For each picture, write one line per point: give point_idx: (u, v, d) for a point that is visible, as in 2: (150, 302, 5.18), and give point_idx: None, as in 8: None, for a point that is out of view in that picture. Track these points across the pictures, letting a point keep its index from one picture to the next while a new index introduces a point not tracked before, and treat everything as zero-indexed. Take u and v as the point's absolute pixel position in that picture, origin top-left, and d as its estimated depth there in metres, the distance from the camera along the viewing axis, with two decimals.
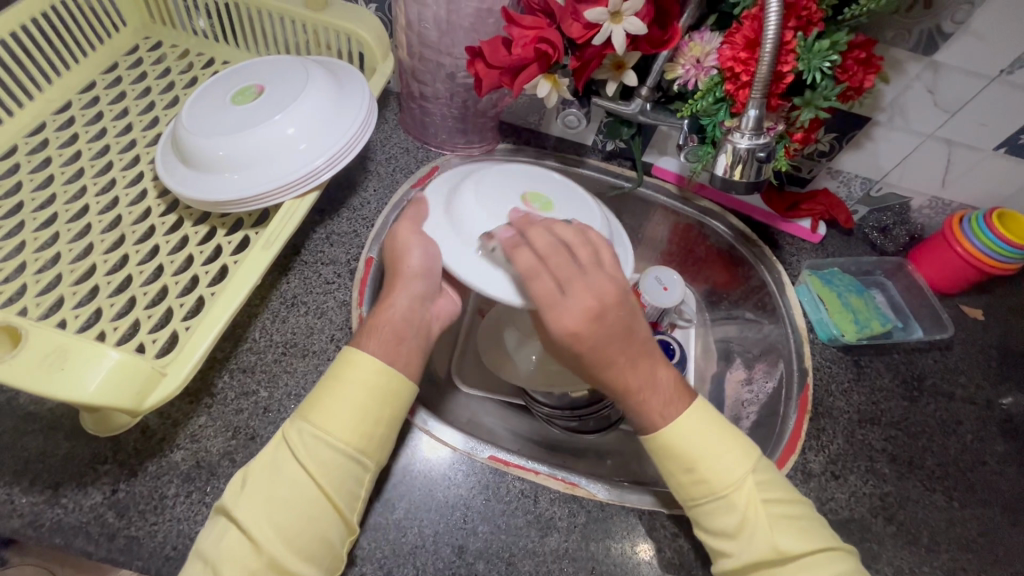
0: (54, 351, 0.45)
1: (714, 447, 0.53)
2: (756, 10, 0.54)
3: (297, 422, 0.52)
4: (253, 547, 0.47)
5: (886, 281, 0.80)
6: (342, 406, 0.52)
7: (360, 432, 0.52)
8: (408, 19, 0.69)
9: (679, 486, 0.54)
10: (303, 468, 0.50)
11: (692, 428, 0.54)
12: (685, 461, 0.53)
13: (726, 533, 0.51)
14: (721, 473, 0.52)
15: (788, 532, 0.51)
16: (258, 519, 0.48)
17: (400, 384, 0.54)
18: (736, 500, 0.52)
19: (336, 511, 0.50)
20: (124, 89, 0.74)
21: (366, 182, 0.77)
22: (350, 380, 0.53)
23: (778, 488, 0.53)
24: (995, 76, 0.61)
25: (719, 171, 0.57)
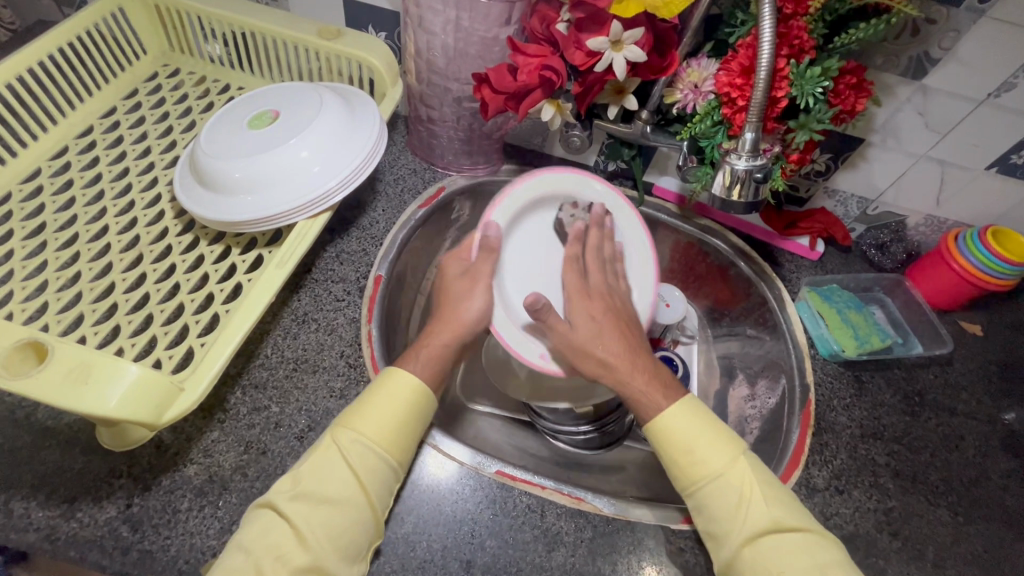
0: (77, 368, 0.46)
1: (708, 430, 0.56)
2: (750, 40, 0.57)
3: (342, 428, 0.54)
4: (300, 545, 0.48)
5: (885, 299, 0.82)
6: (385, 415, 0.55)
7: (400, 441, 0.55)
8: (417, 47, 0.72)
9: (675, 471, 0.56)
10: (351, 471, 0.52)
11: (686, 414, 0.57)
12: (683, 443, 0.56)
13: (724, 515, 0.53)
14: (717, 457, 0.55)
15: (781, 507, 0.53)
16: (307, 518, 0.49)
17: (433, 401, 0.58)
18: (733, 480, 0.54)
19: (372, 516, 0.52)
20: (144, 114, 0.77)
21: (375, 203, 0.80)
22: (395, 392, 0.56)
23: (764, 470, 0.56)
24: (983, 99, 0.63)
25: (717, 191, 0.59)
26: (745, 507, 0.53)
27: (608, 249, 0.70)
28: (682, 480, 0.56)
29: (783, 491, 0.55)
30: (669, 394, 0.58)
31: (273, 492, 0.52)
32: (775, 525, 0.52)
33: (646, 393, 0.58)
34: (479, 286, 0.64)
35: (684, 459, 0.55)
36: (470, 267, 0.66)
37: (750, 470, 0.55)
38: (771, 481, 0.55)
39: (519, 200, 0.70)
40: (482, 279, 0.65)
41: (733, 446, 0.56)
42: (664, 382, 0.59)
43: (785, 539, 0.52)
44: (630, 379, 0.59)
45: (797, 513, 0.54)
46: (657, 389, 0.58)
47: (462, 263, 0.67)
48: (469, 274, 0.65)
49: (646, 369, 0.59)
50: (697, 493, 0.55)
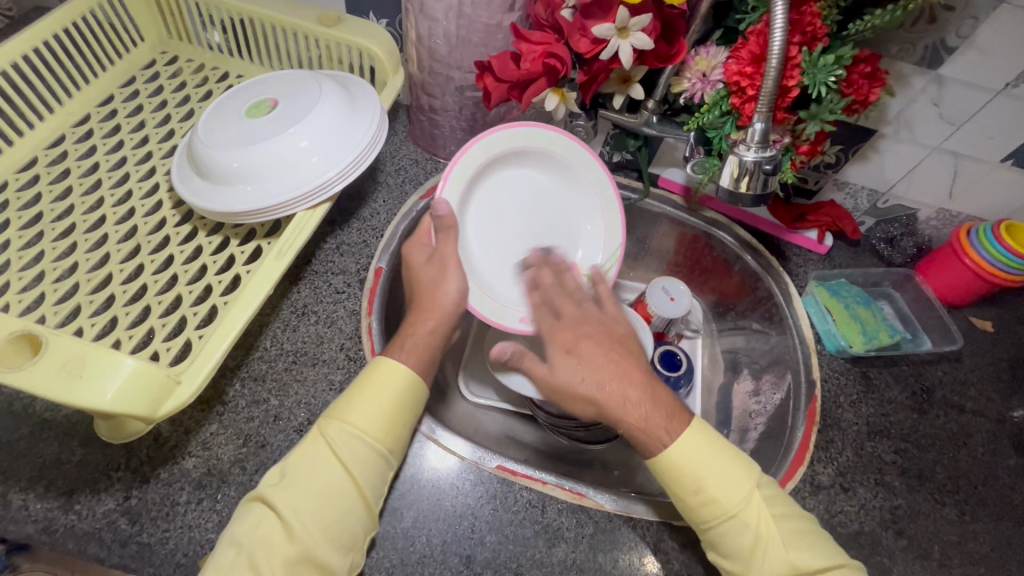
0: (71, 360, 0.46)
1: (720, 464, 0.55)
2: (762, 27, 0.55)
3: (331, 420, 0.54)
4: (289, 537, 0.48)
5: (893, 293, 0.80)
6: (372, 405, 0.54)
7: (389, 430, 0.54)
8: (419, 34, 0.70)
9: (688, 509, 0.55)
10: (339, 461, 0.51)
11: (696, 447, 0.56)
12: (692, 481, 0.54)
13: (739, 555, 0.52)
14: (731, 491, 0.54)
15: (801, 547, 0.52)
16: (296, 509, 0.49)
17: (423, 389, 0.58)
18: (748, 519, 0.53)
19: (365, 507, 0.52)
20: (141, 103, 0.75)
21: (376, 193, 0.79)
22: (382, 381, 0.55)
23: (782, 503, 0.55)
24: (1000, 89, 0.61)
25: (724, 183, 0.58)
26: (762, 548, 0.52)
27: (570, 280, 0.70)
28: (694, 518, 0.54)
29: (804, 524, 0.54)
30: (672, 425, 0.57)
31: (262, 484, 0.51)
32: (793, 568, 0.52)
33: (636, 420, 0.58)
34: (451, 270, 0.62)
35: (693, 498, 0.54)
36: (434, 253, 0.63)
37: (764, 504, 0.54)
38: (787, 514, 0.54)
39: (479, 159, 0.65)
40: (451, 264, 0.62)
41: (745, 479, 0.55)
42: (665, 410, 0.58)
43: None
44: (630, 412, 0.58)
45: (820, 548, 0.53)
46: (659, 422, 0.57)
47: (425, 249, 0.64)
48: (436, 259, 0.63)
49: (642, 400, 0.59)
50: (709, 531, 0.54)
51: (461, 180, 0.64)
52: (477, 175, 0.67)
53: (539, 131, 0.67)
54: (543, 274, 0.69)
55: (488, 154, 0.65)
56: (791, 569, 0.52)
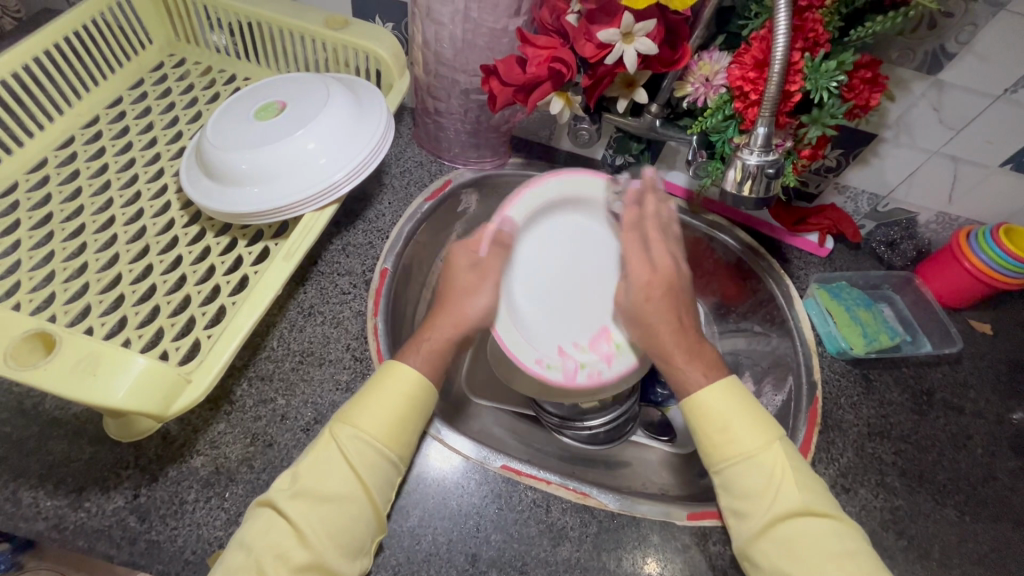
0: (85, 358, 0.46)
1: (749, 414, 0.56)
2: (765, 32, 0.56)
3: (340, 424, 0.54)
4: (300, 542, 0.49)
5: (893, 296, 0.80)
6: (384, 411, 0.55)
7: (399, 437, 0.55)
8: (424, 38, 0.71)
9: (708, 446, 0.56)
10: (350, 466, 0.52)
11: (727, 395, 0.57)
12: (718, 420, 0.56)
13: (750, 493, 0.53)
14: (755, 436, 0.55)
15: (812, 491, 0.53)
16: (307, 515, 0.49)
17: (432, 394, 0.58)
18: (765, 461, 0.54)
19: (374, 512, 0.52)
20: (150, 104, 0.76)
21: (381, 195, 0.79)
22: (394, 387, 0.56)
23: (799, 459, 0.55)
24: (999, 95, 0.62)
25: (728, 186, 0.58)
26: (775, 488, 0.53)
27: (665, 212, 0.68)
28: (712, 456, 0.56)
29: (813, 480, 0.55)
30: (709, 373, 0.59)
31: (272, 490, 0.52)
32: (804, 510, 0.52)
33: (676, 358, 0.60)
34: (489, 282, 0.63)
35: (716, 436, 0.56)
36: (479, 261, 0.65)
37: (783, 454, 0.55)
38: (802, 467, 0.55)
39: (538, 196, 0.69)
40: (491, 275, 0.64)
41: (770, 430, 0.56)
42: (706, 363, 0.59)
43: (815, 523, 0.51)
44: (676, 355, 0.60)
45: (826, 501, 0.53)
46: (699, 368, 0.59)
47: (472, 254, 0.65)
48: (477, 268, 0.64)
49: (695, 342, 0.60)
50: (723, 470, 0.55)
51: (528, 207, 0.69)
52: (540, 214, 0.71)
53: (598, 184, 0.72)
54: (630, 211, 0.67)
55: (559, 191, 0.70)
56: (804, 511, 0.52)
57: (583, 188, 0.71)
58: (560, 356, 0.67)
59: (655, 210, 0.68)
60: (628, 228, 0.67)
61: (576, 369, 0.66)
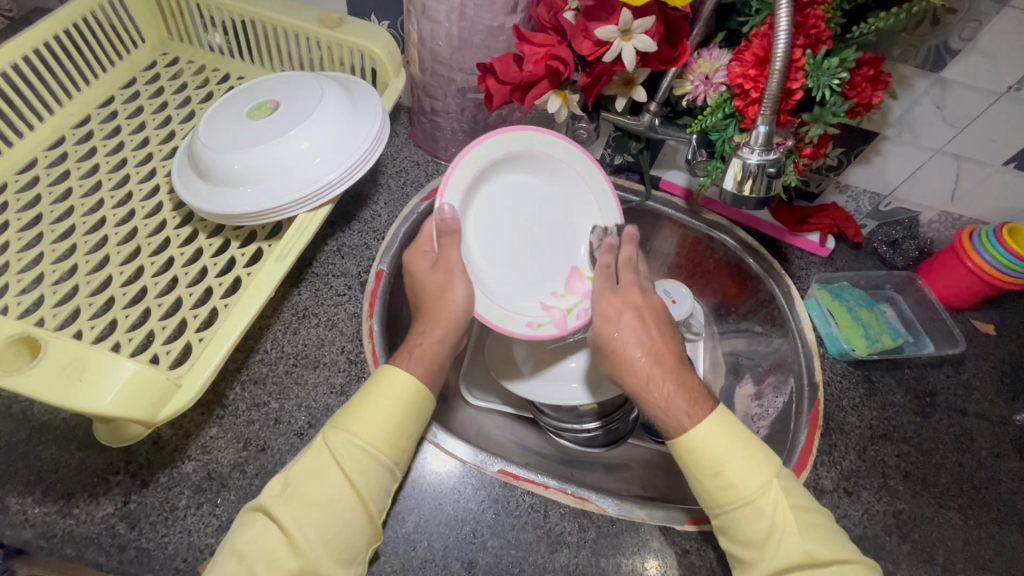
0: (71, 363, 0.45)
1: (742, 452, 0.54)
2: (766, 29, 0.55)
3: (334, 429, 0.53)
4: (291, 550, 0.47)
5: (895, 296, 0.80)
6: (380, 418, 0.53)
7: (394, 442, 0.54)
8: (420, 36, 0.70)
9: (704, 492, 0.54)
10: (343, 472, 0.51)
11: (716, 433, 0.55)
12: (711, 465, 0.54)
13: (755, 541, 0.52)
14: (750, 481, 0.53)
15: (818, 539, 0.51)
16: (298, 522, 0.48)
17: (428, 399, 0.57)
18: (765, 506, 0.52)
19: (367, 518, 0.51)
20: (142, 104, 0.75)
21: (377, 196, 0.78)
22: (389, 392, 0.55)
23: (800, 497, 0.54)
24: (1003, 92, 0.61)
25: (728, 186, 0.57)
26: (778, 536, 0.51)
27: (643, 267, 0.69)
28: (710, 501, 0.54)
29: (820, 518, 0.53)
30: (694, 411, 0.56)
31: (263, 495, 0.50)
32: (810, 558, 0.50)
33: (654, 386, 0.58)
34: (456, 274, 0.60)
35: (710, 480, 0.54)
36: (437, 261, 0.62)
37: (782, 496, 0.53)
38: (808, 509, 0.53)
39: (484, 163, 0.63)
40: (457, 265, 0.60)
41: (765, 468, 0.54)
42: (689, 397, 0.57)
43: (820, 574, 0.50)
44: (653, 387, 0.58)
45: (832, 544, 0.51)
46: (682, 406, 0.57)
47: (427, 257, 0.63)
48: (440, 265, 0.61)
49: (675, 375, 0.59)
50: (723, 515, 0.54)
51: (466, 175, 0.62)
52: (483, 175, 0.64)
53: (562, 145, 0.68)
54: (606, 256, 0.68)
55: (491, 155, 0.63)
56: (810, 560, 0.50)
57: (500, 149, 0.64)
58: (545, 310, 0.67)
59: (628, 256, 0.68)
60: (602, 271, 0.67)
61: (565, 317, 0.67)
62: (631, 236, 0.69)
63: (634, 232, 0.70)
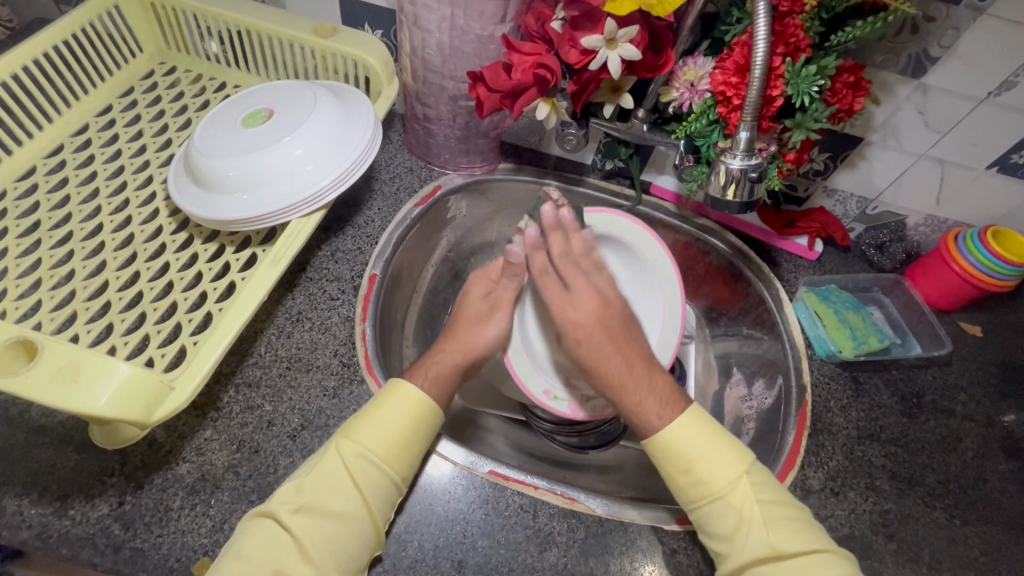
0: (67, 365, 0.47)
1: (714, 446, 0.55)
2: (746, 38, 0.56)
3: (344, 439, 0.54)
4: (303, 560, 0.49)
5: (882, 298, 0.81)
6: (388, 431, 0.54)
7: (403, 455, 0.54)
8: (412, 45, 0.71)
9: (677, 488, 0.56)
10: (354, 485, 0.52)
11: (693, 431, 0.56)
12: (683, 463, 0.55)
13: (723, 534, 0.53)
14: (717, 475, 0.54)
15: (784, 531, 0.52)
16: (310, 534, 0.49)
17: (438, 414, 0.58)
18: (734, 500, 0.53)
19: (376, 529, 0.52)
20: (140, 112, 0.76)
21: (371, 201, 0.79)
22: (401, 406, 0.56)
23: (772, 490, 0.54)
24: (983, 98, 0.62)
25: (712, 191, 0.59)
26: (745, 530, 0.52)
27: (576, 244, 0.67)
28: (682, 496, 0.55)
29: (791, 509, 0.54)
30: (665, 411, 0.58)
31: (273, 503, 0.51)
32: (774, 551, 0.51)
33: (628, 393, 0.60)
34: (500, 312, 0.68)
35: (683, 478, 0.55)
36: (492, 290, 0.70)
37: (751, 489, 0.54)
38: (777, 500, 0.54)
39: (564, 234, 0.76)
40: (501, 306, 0.68)
41: (735, 465, 0.55)
42: (660, 399, 0.59)
43: (783, 565, 0.51)
44: (628, 394, 0.60)
45: (801, 534, 0.52)
46: (653, 407, 0.58)
47: (486, 284, 0.71)
48: (490, 299, 0.69)
49: (644, 371, 0.61)
50: (697, 511, 0.54)
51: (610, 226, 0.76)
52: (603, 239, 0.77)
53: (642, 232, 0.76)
54: (536, 257, 0.67)
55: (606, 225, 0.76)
56: (773, 553, 0.51)
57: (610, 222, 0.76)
58: (567, 387, 0.72)
59: (561, 247, 0.66)
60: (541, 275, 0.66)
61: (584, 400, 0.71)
62: (555, 224, 0.67)
63: (556, 214, 0.67)
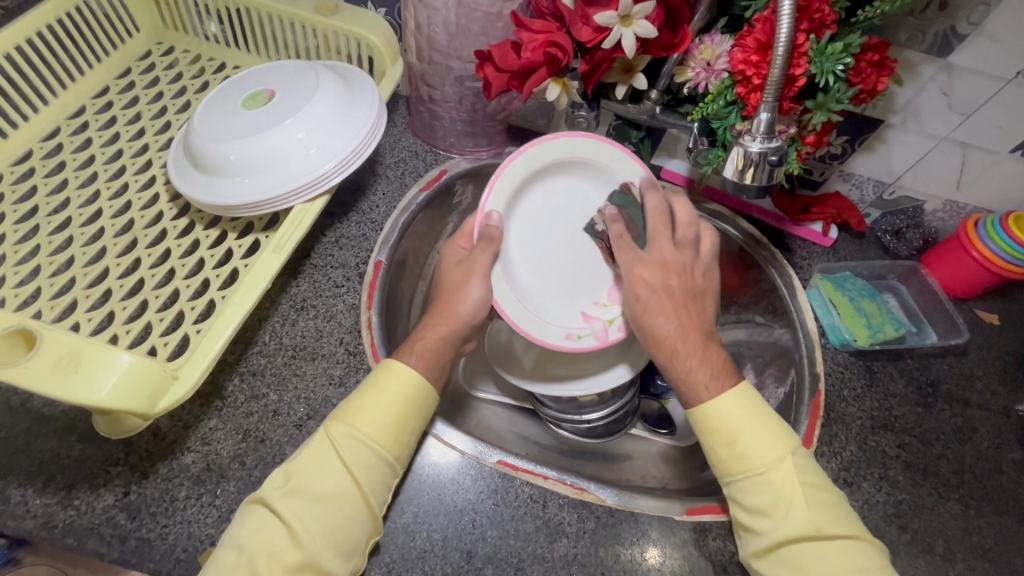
0: (67, 355, 0.45)
1: (757, 423, 0.54)
2: (768, 14, 0.54)
3: (335, 422, 0.53)
4: (292, 542, 0.48)
5: (898, 286, 0.79)
6: (378, 413, 0.53)
7: (396, 438, 0.53)
8: (417, 23, 0.69)
9: (718, 459, 0.54)
10: (343, 467, 0.51)
11: (739, 407, 0.54)
12: (727, 434, 0.54)
13: (760, 510, 0.52)
14: (763, 453, 0.53)
15: (825, 514, 0.51)
16: (298, 515, 0.48)
17: (432, 394, 0.56)
18: (774, 480, 0.52)
19: (370, 513, 0.52)
20: (138, 94, 0.75)
21: (375, 186, 0.78)
22: (390, 388, 0.54)
23: (814, 473, 0.53)
24: (1011, 78, 0.60)
25: (729, 174, 0.57)
26: (784, 508, 0.51)
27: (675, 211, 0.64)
28: (722, 468, 0.54)
29: (831, 494, 0.53)
30: (715, 384, 0.55)
31: (265, 488, 0.51)
32: (817, 532, 0.50)
33: (676, 361, 0.57)
34: (475, 277, 0.60)
35: (725, 449, 0.54)
36: (466, 258, 0.62)
37: (796, 471, 0.52)
38: (818, 484, 0.52)
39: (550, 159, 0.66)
40: (476, 269, 0.61)
41: (781, 444, 0.53)
42: (712, 369, 0.56)
43: (820, 547, 0.50)
44: (678, 360, 0.57)
45: (841, 518, 0.51)
46: (702, 377, 0.56)
47: (461, 252, 0.63)
48: (463, 264, 0.61)
49: (697, 337, 0.58)
50: (733, 484, 0.54)
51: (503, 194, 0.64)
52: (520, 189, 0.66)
53: (616, 154, 0.67)
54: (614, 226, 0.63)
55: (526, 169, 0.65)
56: (814, 532, 0.50)
57: (545, 156, 0.65)
58: (585, 321, 0.68)
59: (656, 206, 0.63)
60: (615, 236, 0.62)
61: (606, 328, 0.67)
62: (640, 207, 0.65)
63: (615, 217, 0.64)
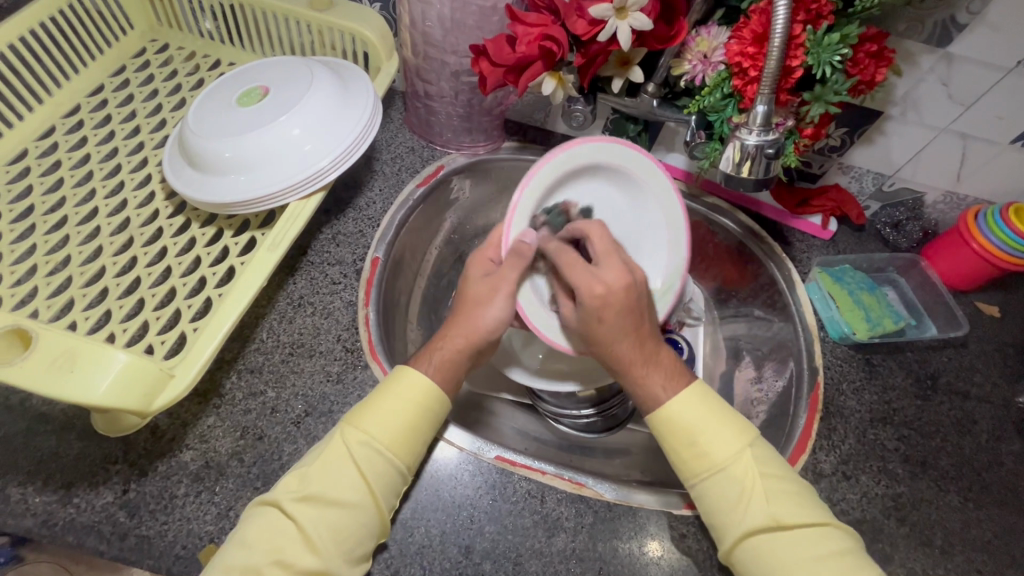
0: (62, 355, 0.46)
1: (714, 420, 0.54)
2: (765, 5, 0.54)
3: (349, 428, 0.53)
4: (307, 548, 0.48)
5: (898, 278, 0.79)
6: (394, 420, 0.53)
7: (408, 445, 0.53)
8: (412, 17, 0.68)
9: (679, 459, 0.54)
10: (358, 473, 0.51)
11: (695, 404, 0.55)
12: (685, 434, 0.54)
13: (722, 508, 0.52)
14: (723, 448, 0.53)
15: (788, 503, 0.51)
16: (315, 522, 0.48)
17: (446, 403, 0.56)
18: (735, 473, 0.52)
19: (381, 518, 0.52)
20: (133, 91, 0.74)
21: (372, 182, 0.77)
22: (405, 396, 0.54)
23: (773, 463, 0.53)
24: (1012, 67, 0.59)
25: (725, 167, 0.57)
26: (746, 501, 0.51)
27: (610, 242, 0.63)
28: (685, 470, 0.54)
29: (793, 484, 0.52)
30: (670, 383, 0.56)
31: (276, 492, 0.51)
32: (776, 522, 0.50)
33: (635, 369, 0.57)
34: (501, 296, 0.59)
35: (687, 449, 0.54)
36: (494, 271, 0.61)
37: (755, 463, 0.53)
38: (777, 475, 0.52)
39: (581, 162, 0.63)
40: (503, 286, 0.60)
41: (739, 436, 0.53)
42: (665, 371, 0.57)
43: (784, 537, 0.50)
44: (635, 372, 0.57)
45: (806, 506, 0.51)
46: (658, 380, 0.56)
47: (489, 264, 0.62)
48: (490, 279, 0.60)
49: (653, 348, 0.58)
50: (697, 484, 0.53)
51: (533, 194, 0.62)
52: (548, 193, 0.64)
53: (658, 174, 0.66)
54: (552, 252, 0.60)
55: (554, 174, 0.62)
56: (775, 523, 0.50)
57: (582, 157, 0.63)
58: None
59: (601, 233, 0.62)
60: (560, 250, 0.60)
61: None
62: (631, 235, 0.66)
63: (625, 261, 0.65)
